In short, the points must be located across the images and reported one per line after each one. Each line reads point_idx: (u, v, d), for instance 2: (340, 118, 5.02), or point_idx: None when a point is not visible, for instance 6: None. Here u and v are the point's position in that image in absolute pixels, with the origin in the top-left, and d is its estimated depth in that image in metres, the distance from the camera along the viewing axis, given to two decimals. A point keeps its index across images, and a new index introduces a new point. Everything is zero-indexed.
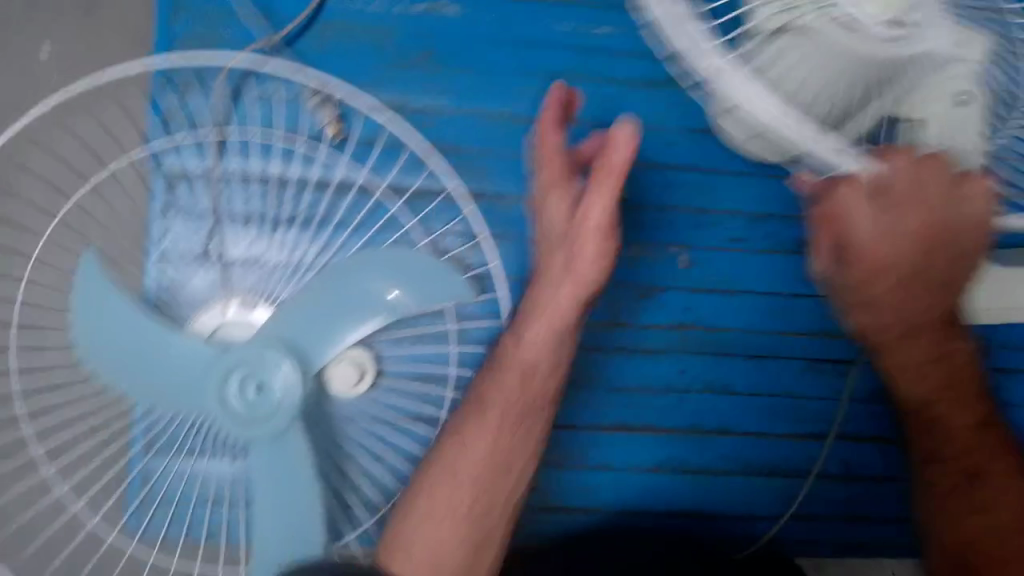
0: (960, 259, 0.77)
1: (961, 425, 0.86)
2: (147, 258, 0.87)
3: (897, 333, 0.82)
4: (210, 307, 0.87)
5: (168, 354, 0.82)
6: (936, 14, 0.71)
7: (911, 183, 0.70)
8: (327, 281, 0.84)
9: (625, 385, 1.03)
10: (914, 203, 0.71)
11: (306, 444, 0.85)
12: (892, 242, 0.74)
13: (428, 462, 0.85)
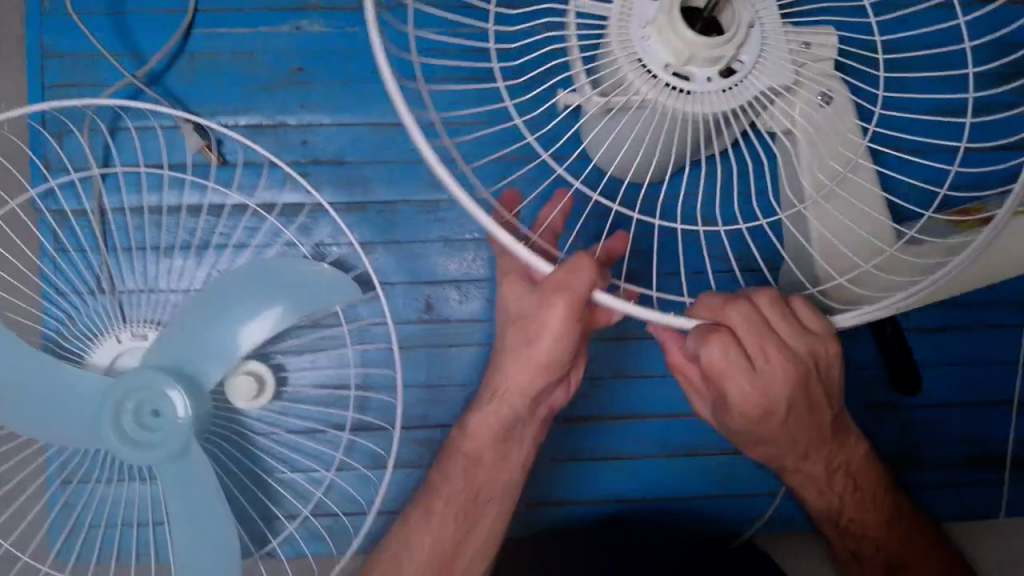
0: (832, 396, 0.72)
1: (875, 523, 0.85)
2: (43, 299, 0.91)
3: (794, 456, 0.77)
4: (101, 343, 0.88)
5: (60, 395, 0.84)
6: (780, 53, 0.60)
7: (762, 318, 0.63)
8: (207, 300, 0.84)
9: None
10: (792, 377, 0.65)
11: (210, 464, 0.85)
12: (776, 381, 0.64)
13: (377, 556, 0.83)
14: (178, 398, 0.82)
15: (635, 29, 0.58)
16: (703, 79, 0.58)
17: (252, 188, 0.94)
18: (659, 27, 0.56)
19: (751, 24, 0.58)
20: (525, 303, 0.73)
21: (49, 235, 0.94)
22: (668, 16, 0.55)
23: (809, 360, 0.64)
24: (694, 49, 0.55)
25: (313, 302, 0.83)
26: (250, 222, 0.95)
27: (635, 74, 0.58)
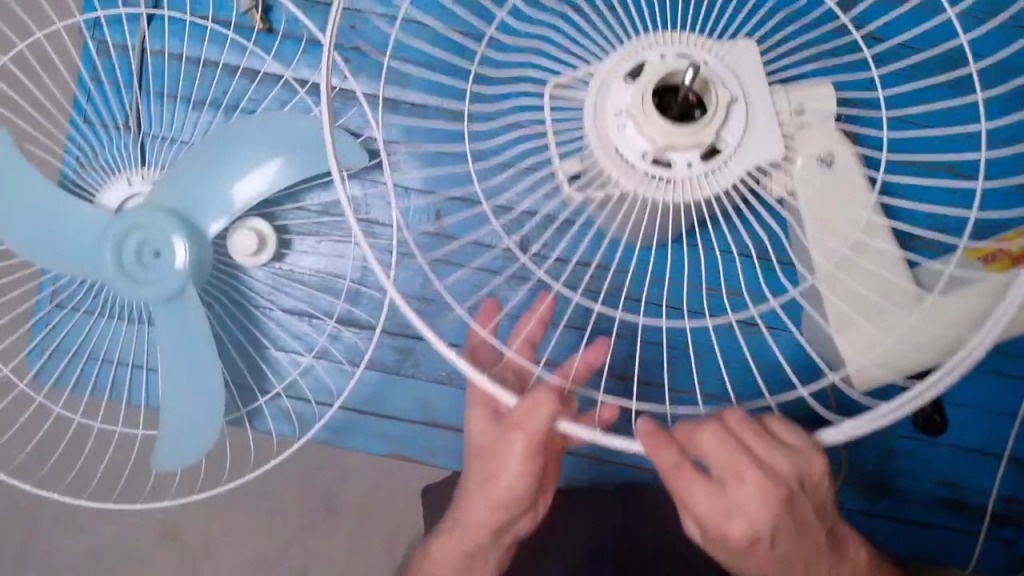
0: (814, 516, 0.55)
1: None
2: (70, 126, 0.92)
3: None
4: (113, 183, 0.90)
5: (67, 222, 0.86)
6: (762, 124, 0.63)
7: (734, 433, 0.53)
8: (209, 150, 0.86)
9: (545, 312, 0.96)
10: (781, 496, 0.53)
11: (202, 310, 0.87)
12: (761, 506, 0.52)
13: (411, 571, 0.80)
14: (180, 246, 0.85)
15: (610, 118, 0.62)
16: (684, 165, 0.61)
17: (288, 61, 0.91)
18: (632, 115, 0.60)
19: (734, 102, 0.62)
20: (489, 443, 0.68)
21: (88, 64, 0.94)
22: (641, 104, 0.60)
23: (786, 483, 0.53)
24: (667, 135, 0.59)
25: (313, 157, 0.86)
26: (286, 92, 0.92)
27: (616, 164, 0.62)
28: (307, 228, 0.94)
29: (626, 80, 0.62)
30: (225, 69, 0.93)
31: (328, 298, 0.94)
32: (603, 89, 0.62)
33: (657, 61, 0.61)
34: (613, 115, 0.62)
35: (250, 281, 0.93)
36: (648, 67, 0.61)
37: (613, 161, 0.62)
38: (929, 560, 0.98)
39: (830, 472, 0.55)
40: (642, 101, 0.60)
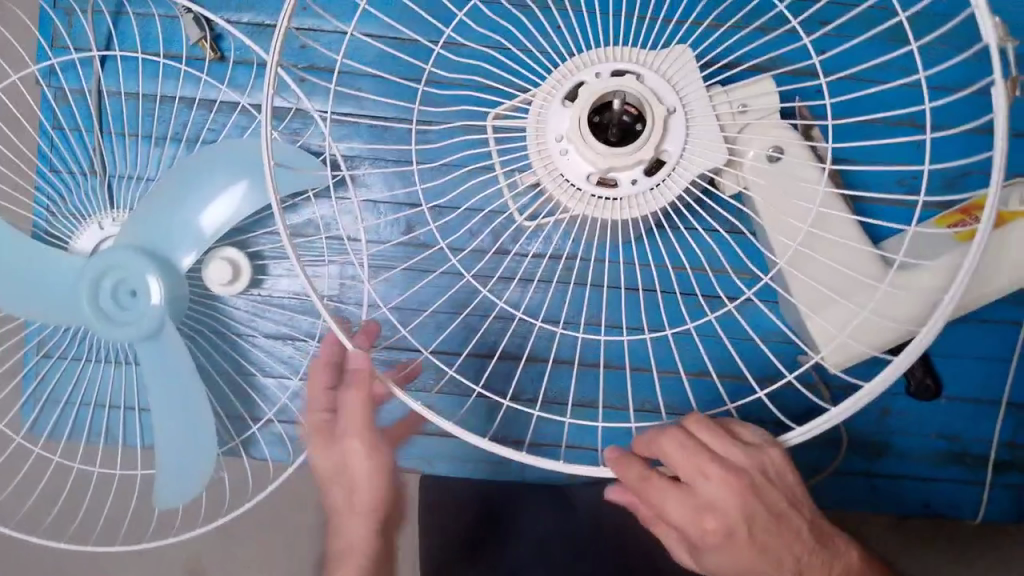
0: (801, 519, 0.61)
1: None
2: (37, 175, 0.92)
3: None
4: (85, 228, 0.91)
5: (41, 270, 0.86)
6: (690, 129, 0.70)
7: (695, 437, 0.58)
8: (172, 184, 0.85)
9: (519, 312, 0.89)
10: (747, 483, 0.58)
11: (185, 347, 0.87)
12: (729, 496, 0.57)
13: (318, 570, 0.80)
14: (154, 283, 0.85)
15: (553, 142, 0.70)
16: (629, 182, 0.70)
17: (242, 87, 0.91)
18: (573, 139, 0.69)
19: (670, 113, 0.70)
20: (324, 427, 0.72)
21: (48, 113, 0.94)
22: (578, 128, 0.68)
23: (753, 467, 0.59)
24: (606, 156, 0.68)
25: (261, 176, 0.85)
26: (244, 119, 0.92)
27: (565, 187, 0.71)
28: (278, 253, 0.94)
29: (563, 103, 0.70)
30: (183, 101, 0.92)
31: (309, 318, 0.94)
32: (544, 115, 0.71)
33: (593, 82, 0.70)
34: (556, 138, 0.70)
35: (230, 310, 0.93)
36: (584, 89, 0.69)
37: (561, 187, 0.71)
38: (929, 512, 0.95)
39: (788, 460, 0.60)
40: (580, 125, 0.68)
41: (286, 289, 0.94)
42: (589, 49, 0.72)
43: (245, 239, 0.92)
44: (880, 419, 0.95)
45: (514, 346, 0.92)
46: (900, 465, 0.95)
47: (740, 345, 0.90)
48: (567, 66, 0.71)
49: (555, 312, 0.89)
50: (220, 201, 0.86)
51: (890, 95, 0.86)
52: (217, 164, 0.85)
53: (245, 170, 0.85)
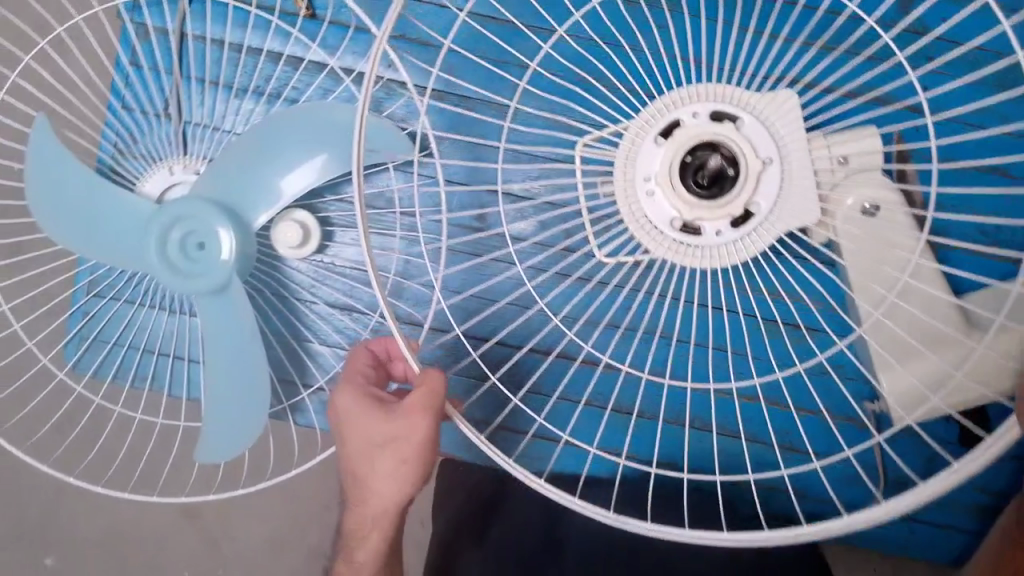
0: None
1: None
2: (108, 111, 0.90)
3: None
4: (155, 172, 0.89)
5: (114, 214, 0.86)
6: (796, 173, 0.68)
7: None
8: (253, 141, 0.84)
9: (591, 319, 0.85)
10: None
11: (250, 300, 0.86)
12: None
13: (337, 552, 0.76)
14: (224, 237, 0.84)
15: (640, 183, 0.69)
16: (713, 232, 0.68)
17: (333, 49, 0.89)
18: (663, 184, 0.68)
19: (766, 164, 0.67)
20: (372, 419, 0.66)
21: (127, 48, 0.92)
22: (671, 173, 0.67)
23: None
24: (693, 208, 0.67)
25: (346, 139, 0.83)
26: (330, 82, 0.90)
27: (648, 230, 0.70)
28: (348, 221, 0.92)
29: (657, 141, 0.68)
30: (270, 56, 0.91)
31: (369, 291, 0.93)
32: (636, 152, 0.69)
33: (690, 123, 0.68)
34: (645, 178, 0.69)
35: (292, 272, 0.92)
36: (681, 130, 0.67)
37: (640, 226, 0.70)
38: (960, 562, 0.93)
39: None
40: (673, 171, 0.67)
41: (353, 255, 0.92)
42: (683, 85, 0.69)
43: (317, 201, 0.91)
44: (928, 461, 0.91)
45: (573, 346, 0.86)
46: (935, 513, 0.93)
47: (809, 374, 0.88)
48: (662, 101, 0.69)
49: (634, 317, 0.86)
50: (303, 157, 0.84)
51: (995, 134, 0.85)
52: (304, 120, 0.83)
53: (329, 124, 0.83)
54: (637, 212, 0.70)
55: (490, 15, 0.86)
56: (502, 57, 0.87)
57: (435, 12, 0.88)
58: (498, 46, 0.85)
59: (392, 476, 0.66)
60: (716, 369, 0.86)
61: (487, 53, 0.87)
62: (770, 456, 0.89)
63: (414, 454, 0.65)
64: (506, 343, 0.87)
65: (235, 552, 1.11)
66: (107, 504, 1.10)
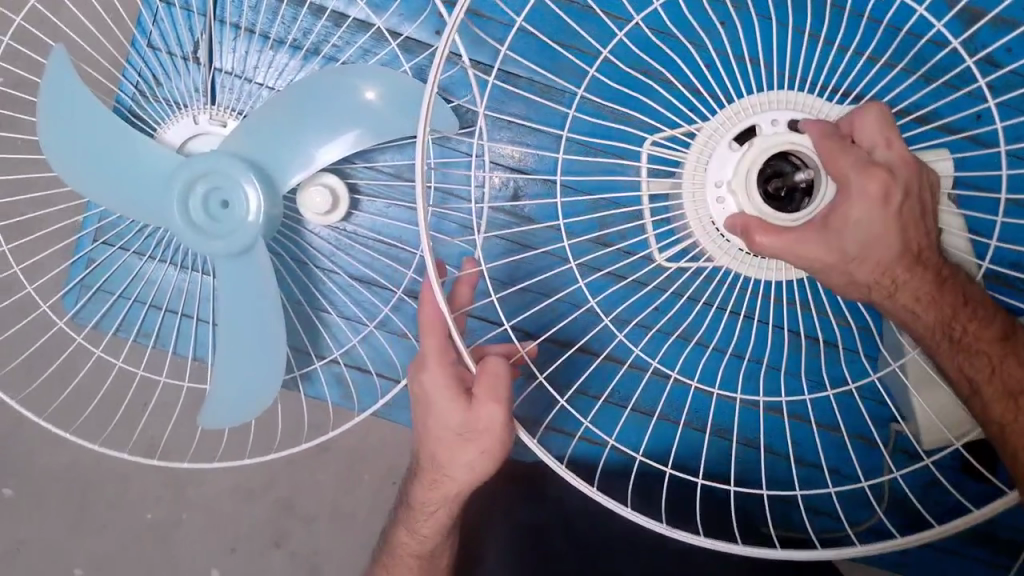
0: (987, 294, 0.65)
1: None
2: (131, 48, 0.85)
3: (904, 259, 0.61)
4: (179, 120, 0.83)
5: (132, 162, 0.80)
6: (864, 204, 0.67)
7: (871, 163, 0.59)
8: (292, 100, 0.79)
9: (643, 322, 0.87)
10: (912, 264, 0.61)
11: (271, 267, 0.82)
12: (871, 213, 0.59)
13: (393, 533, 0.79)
14: (251, 196, 0.79)
15: (710, 189, 0.67)
16: None
17: (381, 9, 0.84)
18: (735, 192, 0.65)
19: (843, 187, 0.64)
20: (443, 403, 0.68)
21: None
22: (743, 179, 0.65)
23: (933, 238, 0.61)
24: (761, 216, 0.64)
25: (396, 110, 0.80)
26: (373, 43, 0.85)
27: (715, 238, 0.68)
28: (379, 193, 0.88)
29: (731, 146, 0.66)
30: (311, 8, 0.85)
31: (394, 265, 0.89)
32: (709, 156, 0.68)
33: (767, 130, 0.66)
34: (716, 184, 0.67)
35: (312, 237, 0.88)
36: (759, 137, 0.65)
37: (707, 233, 0.68)
38: None
39: (886, 122, 0.59)
40: (744, 177, 0.65)
41: (382, 227, 0.89)
42: (761, 93, 0.68)
43: (345, 167, 0.86)
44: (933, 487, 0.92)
45: (622, 348, 0.88)
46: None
47: (830, 387, 0.89)
48: (738, 108, 0.68)
49: (686, 326, 0.87)
50: (343, 122, 0.80)
51: None
52: (348, 83, 0.79)
53: (379, 88, 0.79)
54: (704, 220, 0.68)
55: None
56: (570, 42, 0.86)
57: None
58: (561, 35, 0.86)
59: (473, 467, 0.68)
60: (741, 375, 0.88)
61: (551, 36, 0.86)
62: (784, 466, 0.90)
63: (496, 447, 0.66)
64: (555, 340, 0.88)
65: (208, 519, 1.05)
66: (79, 460, 1.04)
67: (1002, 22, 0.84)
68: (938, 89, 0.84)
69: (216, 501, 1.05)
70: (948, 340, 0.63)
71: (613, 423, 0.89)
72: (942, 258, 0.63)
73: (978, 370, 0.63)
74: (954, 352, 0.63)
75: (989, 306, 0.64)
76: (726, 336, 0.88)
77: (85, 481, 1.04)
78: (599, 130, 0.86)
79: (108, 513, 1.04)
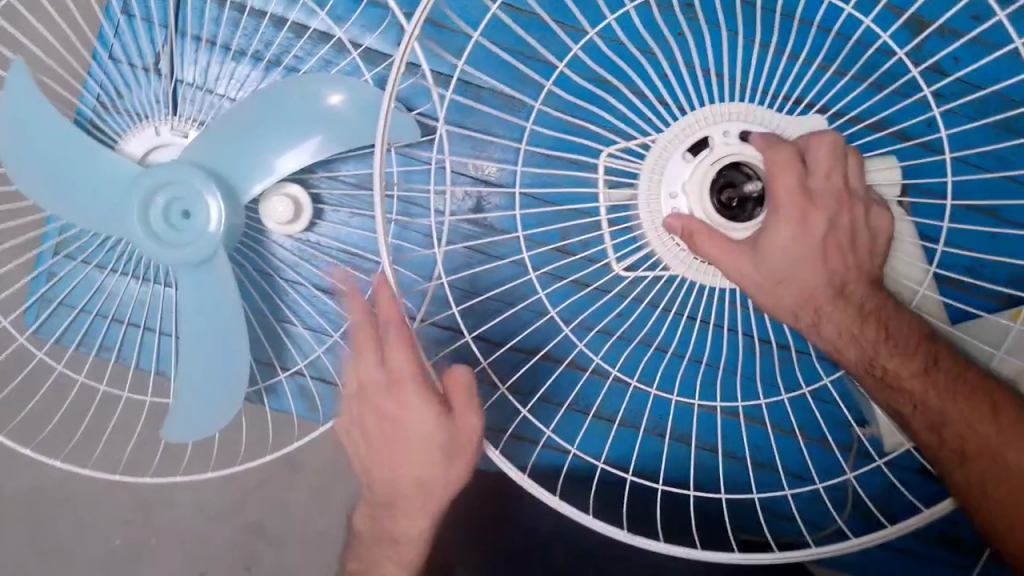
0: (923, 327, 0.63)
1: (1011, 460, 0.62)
2: (93, 60, 0.84)
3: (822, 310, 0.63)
4: (139, 131, 0.83)
5: (94, 172, 0.80)
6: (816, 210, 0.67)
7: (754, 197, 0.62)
8: (256, 109, 0.80)
9: (605, 329, 0.87)
10: (836, 298, 0.63)
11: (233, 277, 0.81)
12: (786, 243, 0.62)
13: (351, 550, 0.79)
14: (212, 206, 0.79)
15: (665, 198, 0.67)
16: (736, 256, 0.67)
17: (341, 20, 0.84)
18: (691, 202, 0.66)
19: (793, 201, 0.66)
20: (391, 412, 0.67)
21: None
22: (698, 193, 0.66)
23: (840, 271, 0.63)
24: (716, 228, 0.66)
25: (359, 121, 0.81)
26: (334, 53, 0.86)
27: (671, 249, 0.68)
28: (341, 203, 0.88)
29: (685, 157, 0.67)
30: (273, 21, 0.86)
31: (357, 276, 0.89)
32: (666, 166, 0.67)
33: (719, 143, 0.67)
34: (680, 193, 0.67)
35: (275, 248, 0.87)
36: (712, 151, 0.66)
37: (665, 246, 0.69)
38: None
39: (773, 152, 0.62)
40: (702, 192, 0.66)
41: (345, 237, 0.89)
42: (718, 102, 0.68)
43: (309, 177, 0.86)
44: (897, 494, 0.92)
45: (582, 356, 0.88)
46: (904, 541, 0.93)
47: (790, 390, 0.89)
48: (695, 117, 0.68)
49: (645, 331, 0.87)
50: (306, 132, 0.80)
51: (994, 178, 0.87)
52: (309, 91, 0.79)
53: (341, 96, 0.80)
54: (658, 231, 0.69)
55: (523, 8, 0.87)
56: (530, 54, 0.87)
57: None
58: (520, 45, 0.87)
59: (425, 473, 0.68)
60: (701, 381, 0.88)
61: (511, 46, 0.87)
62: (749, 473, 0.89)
63: (440, 461, 0.66)
64: (520, 349, 0.87)
65: (169, 541, 1.03)
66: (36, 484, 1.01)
67: (950, 30, 0.85)
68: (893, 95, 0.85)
69: (178, 523, 1.03)
70: (874, 378, 0.63)
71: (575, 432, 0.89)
72: (872, 292, 0.64)
73: (902, 405, 0.63)
74: (883, 390, 0.63)
75: (916, 327, 0.63)
76: (687, 342, 0.88)
77: (42, 506, 1.02)
78: (559, 140, 0.87)
79: (66, 538, 1.02)
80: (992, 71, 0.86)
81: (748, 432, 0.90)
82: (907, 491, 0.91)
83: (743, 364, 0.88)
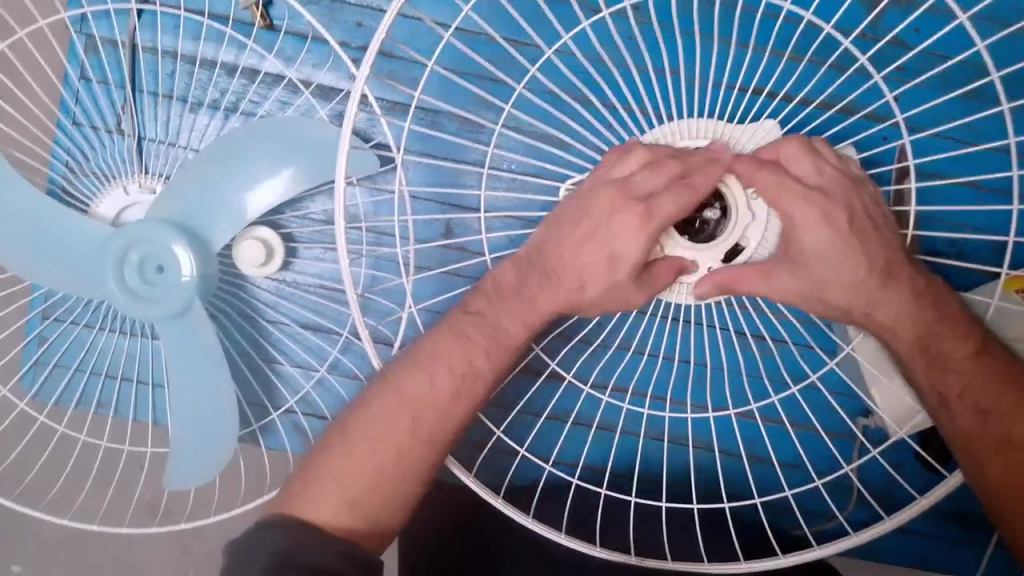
0: (968, 310, 0.62)
1: None
2: (57, 128, 0.87)
3: (872, 289, 0.60)
4: (108, 191, 0.85)
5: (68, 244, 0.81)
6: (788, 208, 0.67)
7: (810, 189, 0.59)
8: (213, 160, 0.80)
9: (590, 337, 0.89)
10: (883, 278, 0.60)
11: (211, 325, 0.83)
12: (829, 233, 0.59)
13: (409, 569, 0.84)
14: (183, 257, 0.80)
15: None
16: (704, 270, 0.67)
17: (290, 60, 0.87)
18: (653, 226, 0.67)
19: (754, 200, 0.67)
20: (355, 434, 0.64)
21: (76, 63, 0.88)
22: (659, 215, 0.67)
23: (896, 248, 0.60)
24: (690, 253, 0.67)
25: (315, 159, 0.80)
26: (288, 93, 0.88)
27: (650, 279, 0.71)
28: (313, 239, 0.90)
29: None
30: (224, 68, 0.88)
31: (336, 308, 0.91)
32: (571, 203, 0.62)
33: None
34: (579, 235, 0.61)
35: (254, 290, 0.89)
36: None
37: (564, 287, 0.62)
38: (927, 568, 0.95)
39: (806, 149, 0.60)
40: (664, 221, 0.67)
41: (322, 270, 0.91)
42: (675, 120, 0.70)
43: (277, 216, 0.88)
44: (896, 473, 0.92)
45: (561, 367, 0.91)
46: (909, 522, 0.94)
47: (767, 376, 0.90)
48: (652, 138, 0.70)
49: (626, 338, 0.90)
50: (272, 174, 0.80)
51: (967, 149, 0.86)
52: (265, 136, 0.79)
53: (294, 136, 0.80)
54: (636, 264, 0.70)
55: (474, 30, 0.87)
56: (480, 73, 0.87)
57: (413, 26, 0.87)
58: (472, 65, 0.87)
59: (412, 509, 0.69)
60: (682, 381, 0.90)
61: (463, 70, 0.87)
62: (737, 461, 0.92)
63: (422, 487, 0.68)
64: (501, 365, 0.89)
65: None
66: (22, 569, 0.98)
67: (906, 3, 0.86)
68: (833, 72, 0.86)
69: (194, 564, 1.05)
70: (924, 359, 0.61)
71: (566, 438, 0.92)
72: (918, 270, 0.61)
73: (948, 386, 0.61)
74: (931, 371, 0.61)
75: (971, 321, 0.61)
76: (666, 340, 0.90)
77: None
78: (526, 158, 0.87)
79: None
80: (947, 40, 0.86)
81: (739, 425, 0.92)
82: (905, 479, 0.92)
83: (730, 359, 0.89)
